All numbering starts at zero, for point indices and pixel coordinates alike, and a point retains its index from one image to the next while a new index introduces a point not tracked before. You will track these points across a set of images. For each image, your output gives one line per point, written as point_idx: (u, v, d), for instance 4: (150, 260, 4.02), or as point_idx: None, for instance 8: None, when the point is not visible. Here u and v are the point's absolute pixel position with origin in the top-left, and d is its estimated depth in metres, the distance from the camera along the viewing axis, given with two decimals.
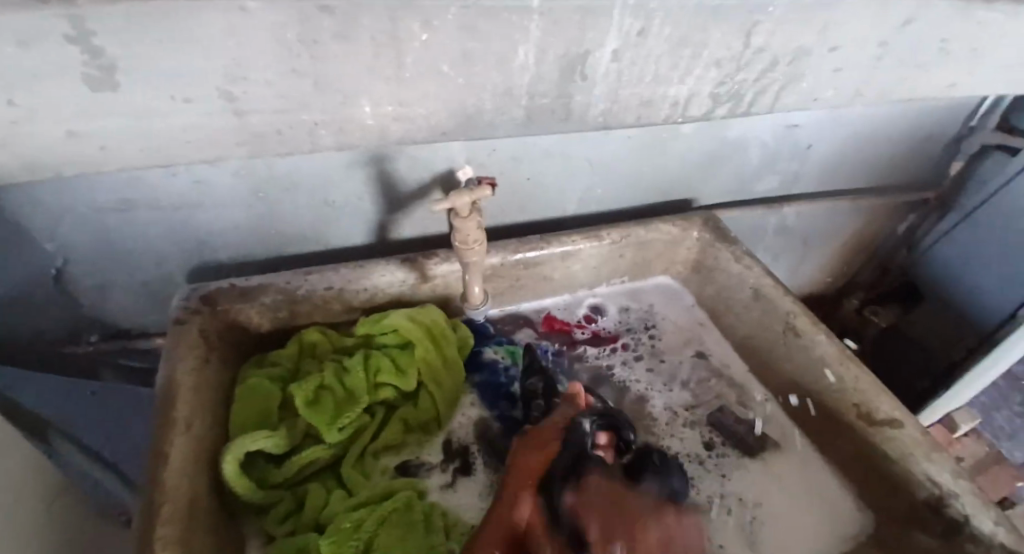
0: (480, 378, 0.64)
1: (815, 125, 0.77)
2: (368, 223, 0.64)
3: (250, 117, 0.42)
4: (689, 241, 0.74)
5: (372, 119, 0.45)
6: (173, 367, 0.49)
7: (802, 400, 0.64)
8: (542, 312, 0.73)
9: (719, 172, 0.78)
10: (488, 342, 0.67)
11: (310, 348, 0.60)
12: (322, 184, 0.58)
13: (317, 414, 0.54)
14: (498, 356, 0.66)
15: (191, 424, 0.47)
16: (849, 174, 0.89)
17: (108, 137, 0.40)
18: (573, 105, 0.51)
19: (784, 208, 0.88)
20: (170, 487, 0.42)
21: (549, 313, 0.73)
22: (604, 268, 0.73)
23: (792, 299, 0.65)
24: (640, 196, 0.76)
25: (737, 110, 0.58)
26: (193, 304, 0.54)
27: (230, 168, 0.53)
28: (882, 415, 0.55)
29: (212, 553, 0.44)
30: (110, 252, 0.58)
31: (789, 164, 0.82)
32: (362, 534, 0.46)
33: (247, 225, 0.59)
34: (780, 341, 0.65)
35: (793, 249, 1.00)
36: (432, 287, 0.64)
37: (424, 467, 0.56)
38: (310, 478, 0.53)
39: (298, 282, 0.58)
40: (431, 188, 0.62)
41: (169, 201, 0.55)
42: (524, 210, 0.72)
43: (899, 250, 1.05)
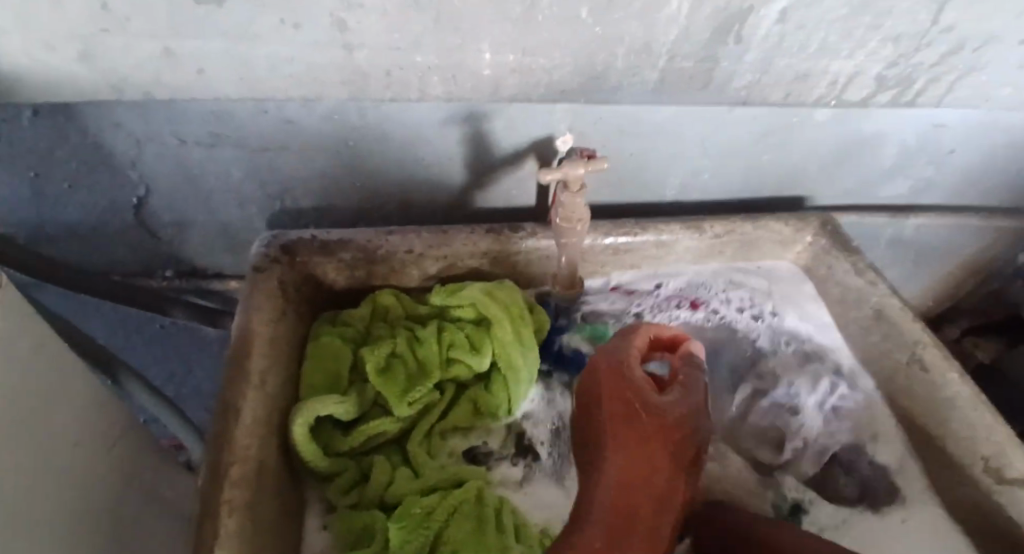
0: (557, 370, 0.58)
1: (968, 127, 0.67)
2: (455, 187, 0.59)
3: (357, 54, 0.38)
4: (799, 244, 0.67)
5: (490, 69, 0.40)
6: (249, 316, 0.47)
7: (916, 442, 0.56)
8: (619, 285, 0.65)
9: (844, 170, 0.69)
10: (565, 325, 0.61)
11: (383, 313, 0.57)
12: (414, 139, 0.53)
13: (388, 384, 0.50)
14: (577, 344, 0.60)
15: (264, 379, 0.44)
16: (989, 189, 0.78)
17: (207, 61, 0.37)
18: (715, 73, 0.44)
19: (907, 220, 0.78)
20: (239, 446, 0.39)
21: (629, 285, 0.65)
22: (700, 263, 0.67)
23: (920, 324, 0.57)
24: (749, 188, 0.69)
25: (900, 97, 0.49)
26: (272, 253, 0.51)
27: (322, 110, 0.49)
28: (1016, 474, 0.46)
29: (276, 520, 0.41)
30: (192, 188, 0.56)
31: (926, 168, 0.71)
32: (433, 522, 0.43)
33: (332, 175, 0.56)
34: (901, 371, 0.57)
35: (902, 266, 0.90)
36: (516, 264, 0.60)
37: (491, 457, 0.52)
38: (375, 450, 0.50)
39: (378, 242, 0.55)
40: (528, 155, 0.56)
41: (256, 140, 0.51)
42: (621, 190, 0.65)
43: (1015, 281, 0.92)
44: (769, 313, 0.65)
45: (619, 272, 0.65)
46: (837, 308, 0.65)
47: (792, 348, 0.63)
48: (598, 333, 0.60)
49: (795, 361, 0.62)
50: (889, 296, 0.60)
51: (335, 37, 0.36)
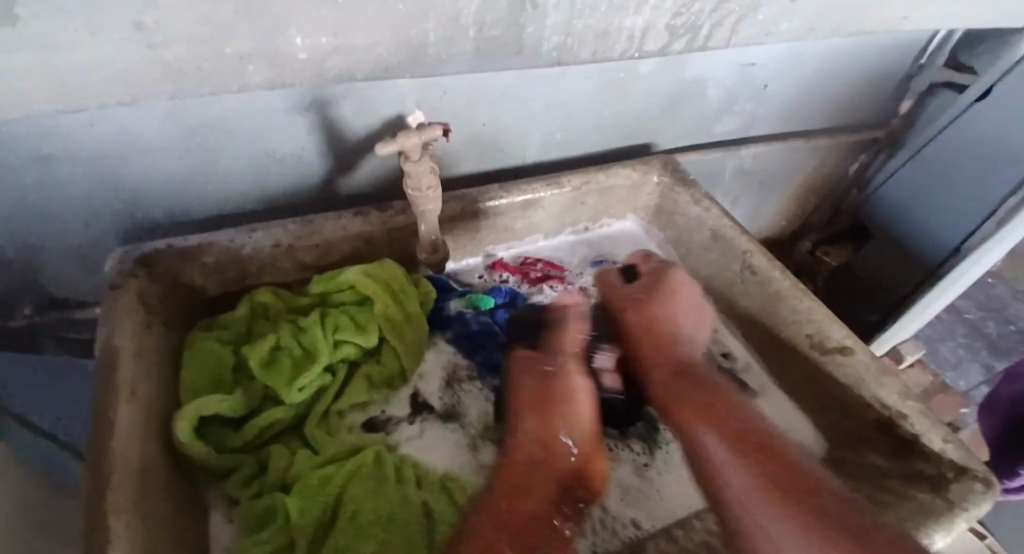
0: (452, 332, 0.63)
1: (772, 63, 0.76)
2: (315, 175, 0.60)
3: (167, 51, 0.38)
4: (649, 185, 0.74)
5: (305, 53, 0.42)
6: (110, 333, 0.46)
7: (762, 339, 0.65)
8: (491, 259, 0.71)
9: (678, 113, 0.77)
10: (451, 295, 0.66)
11: (262, 309, 0.57)
12: (260, 133, 0.54)
13: (275, 375, 0.52)
14: (463, 307, 0.65)
15: (135, 390, 0.44)
16: (804, 115, 0.89)
17: (15, 84, 0.36)
18: (525, 38, 0.48)
19: (742, 151, 0.88)
20: (116, 456, 0.39)
21: (499, 259, 0.71)
22: (566, 215, 0.72)
23: (749, 237, 0.66)
24: (600, 142, 0.75)
25: (694, 42, 0.56)
26: (128, 267, 0.50)
27: (154, 114, 0.48)
28: (833, 343, 0.57)
29: (171, 521, 0.42)
30: (30, 217, 0.53)
31: (747, 104, 0.81)
32: (330, 490, 0.46)
33: (183, 181, 0.55)
34: (737, 279, 0.66)
35: (750, 193, 1.01)
36: (390, 242, 0.62)
37: (391, 422, 0.56)
38: (272, 440, 0.52)
39: (241, 240, 0.55)
40: (380, 135, 0.58)
41: (92, 154, 0.50)
42: (482, 158, 0.69)
43: (851, 191, 1.07)
44: (622, 263, 0.74)
45: (501, 246, 0.71)
46: (686, 236, 0.73)
47: None
48: (480, 298, 0.65)
49: None
50: (723, 218, 0.68)
51: (136, 37, 0.36)
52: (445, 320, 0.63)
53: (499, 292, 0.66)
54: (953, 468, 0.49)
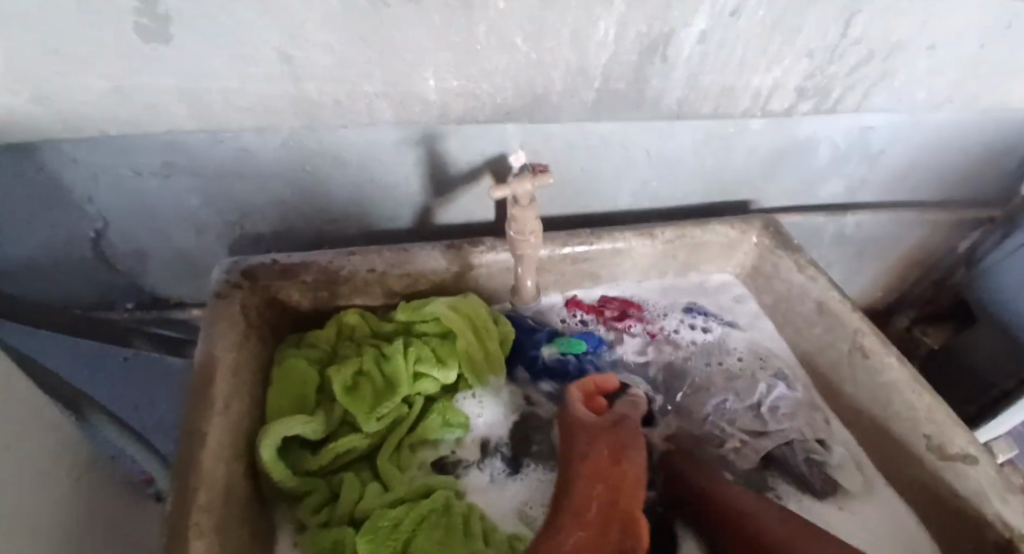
0: (548, 386, 0.60)
1: (892, 129, 0.71)
2: (414, 204, 0.60)
3: (308, 84, 0.39)
4: (746, 245, 0.70)
5: (435, 94, 0.42)
6: (211, 343, 0.47)
7: (867, 429, 0.59)
8: (569, 297, 0.69)
9: (783, 172, 0.73)
10: (538, 336, 0.62)
11: (348, 331, 0.58)
12: (370, 162, 0.55)
13: (356, 402, 0.52)
14: (557, 353, 0.61)
15: (228, 404, 0.45)
16: (918, 185, 0.83)
17: (161, 96, 0.38)
18: (648, 90, 0.47)
19: (845, 217, 0.83)
20: (205, 471, 0.40)
21: (577, 297, 0.69)
22: (655, 267, 0.70)
23: (857, 314, 0.61)
24: (697, 194, 0.72)
25: (820, 105, 0.54)
26: (233, 279, 0.52)
27: (275, 138, 0.50)
28: (955, 450, 0.51)
29: (246, 541, 0.42)
30: (150, 220, 0.56)
31: (858, 168, 0.76)
32: (401, 534, 0.44)
33: (291, 199, 0.57)
34: (845, 361, 0.61)
35: (845, 261, 0.95)
36: (477, 277, 0.61)
37: (461, 465, 0.54)
38: (344, 467, 0.51)
39: (340, 263, 0.56)
40: (482, 172, 0.58)
41: (213, 168, 0.52)
42: (576, 201, 0.68)
43: (957, 269, 0.97)
44: (714, 316, 0.70)
45: (587, 289, 0.69)
46: (782, 303, 0.69)
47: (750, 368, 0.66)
48: (574, 343, 0.61)
49: (757, 380, 0.65)
50: (829, 290, 0.64)
51: (281, 67, 0.38)
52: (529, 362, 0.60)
53: (592, 339, 0.63)
54: None
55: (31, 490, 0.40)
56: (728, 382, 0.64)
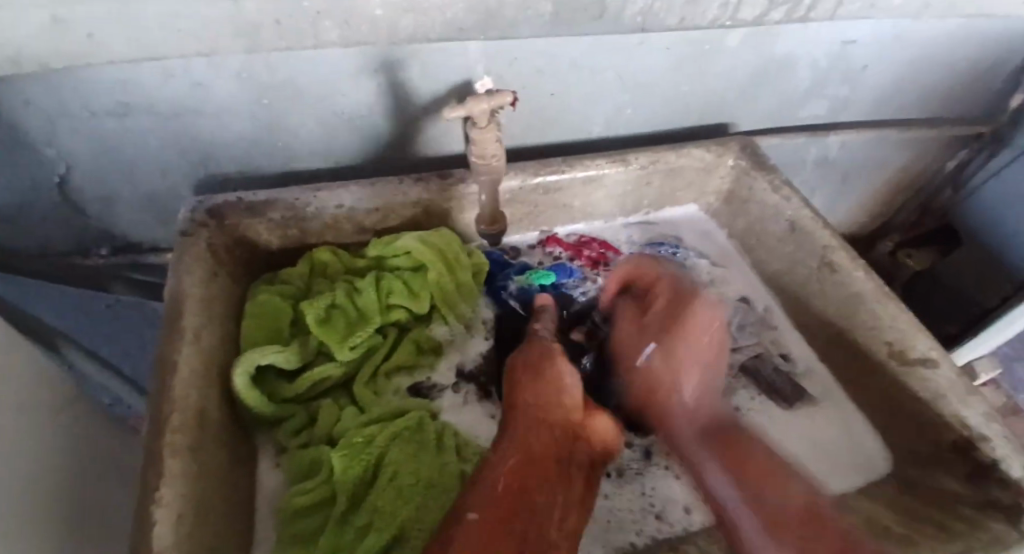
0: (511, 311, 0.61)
1: (876, 42, 0.69)
2: (380, 138, 0.60)
3: (244, 4, 0.38)
4: (722, 169, 0.69)
5: (380, 9, 0.41)
6: (180, 279, 0.48)
7: (834, 345, 0.61)
8: (546, 233, 0.70)
9: (762, 93, 0.71)
10: (510, 270, 0.64)
11: (321, 268, 0.59)
12: (329, 93, 0.53)
13: (328, 332, 0.53)
14: (523, 284, 0.63)
15: (199, 336, 0.46)
16: (904, 102, 0.81)
17: (95, 25, 0.37)
18: (607, 1, 0.45)
19: (827, 138, 0.81)
20: (179, 398, 0.41)
21: (554, 234, 0.70)
22: (630, 195, 0.69)
23: (830, 233, 0.61)
24: (673, 119, 0.71)
25: (793, 14, 0.51)
26: (199, 218, 0.52)
27: (229, 69, 0.49)
28: (916, 354, 0.52)
29: (225, 464, 0.44)
30: (109, 162, 0.55)
31: (840, 86, 0.74)
32: (374, 449, 0.46)
33: (254, 135, 0.56)
34: (814, 278, 0.62)
35: (830, 184, 0.94)
36: (448, 211, 0.61)
37: (436, 389, 0.55)
38: (322, 395, 0.53)
39: (306, 199, 0.56)
40: (446, 101, 0.57)
41: (168, 105, 0.51)
42: (548, 130, 0.66)
43: (943, 190, 0.96)
44: (692, 248, 0.71)
45: (561, 226, 0.70)
46: (756, 226, 0.69)
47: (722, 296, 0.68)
48: (539, 275, 0.63)
49: (728, 305, 0.67)
50: (802, 210, 0.63)
51: None
52: (499, 295, 0.62)
53: (562, 271, 0.64)
54: None
55: (18, 428, 0.42)
56: None
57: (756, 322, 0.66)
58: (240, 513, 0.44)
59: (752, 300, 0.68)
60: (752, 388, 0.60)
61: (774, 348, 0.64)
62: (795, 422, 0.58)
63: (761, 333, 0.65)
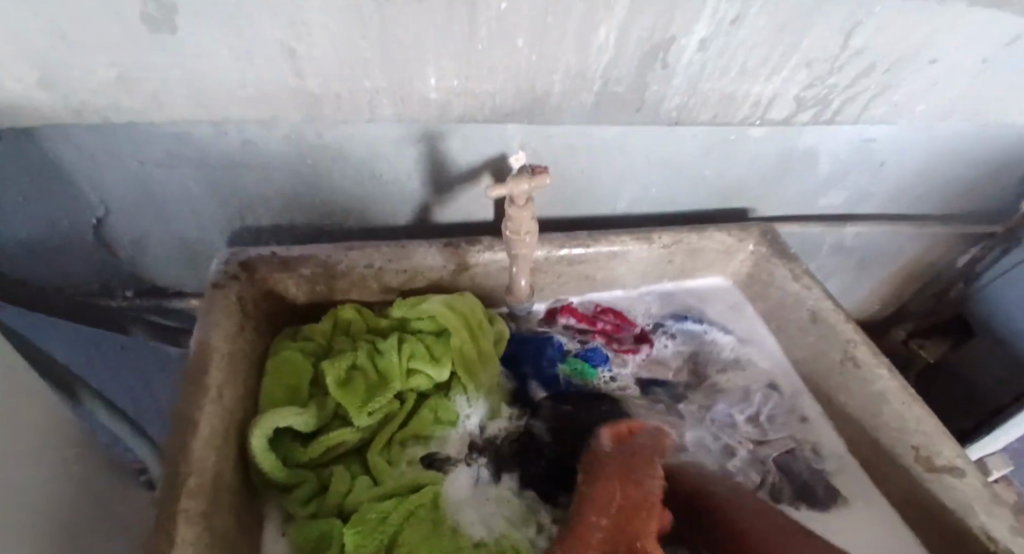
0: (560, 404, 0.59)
1: (893, 142, 0.71)
2: (413, 201, 0.61)
3: (311, 79, 0.40)
4: (743, 252, 0.70)
5: (436, 92, 0.43)
6: (207, 332, 0.48)
7: (858, 439, 0.60)
8: (559, 302, 0.70)
9: (782, 182, 0.73)
10: (546, 350, 0.63)
11: (344, 326, 0.58)
12: (371, 158, 0.55)
13: (348, 395, 0.52)
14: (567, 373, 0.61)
15: (222, 393, 0.45)
16: (918, 199, 0.83)
17: (163, 85, 0.39)
18: (648, 95, 0.48)
19: (844, 228, 0.83)
20: (197, 458, 0.40)
21: (568, 303, 0.70)
22: (651, 271, 0.70)
23: (852, 325, 0.61)
24: (695, 201, 0.73)
25: (820, 116, 0.54)
26: (232, 269, 0.53)
27: (280, 130, 0.50)
28: (941, 461, 0.51)
29: (235, 530, 0.42)
30: (152, 210, 0.57)
31: (857, 180, 0.76)
32: (388, 527, 0.45)
33: (291, 192, 0.57)
34: (836, 370, 0.61)
35: (845, 271, 0.95)
36: (473, 276, 0.62)
37: (449, 461, 0.53)
38: (335, 460, 0.51)
39: (338, 257, 0.56)
40: (481, 171, 0.59)
41: (218, 159, 0.52)
42: (574, 204, 0.68)
43: (955, 284, 0.97)
44: (716, 323, 0.71)
45: (575, 295, 0.70)
46: (777, 311, 0.69)
47: (757, 381, 0.66)
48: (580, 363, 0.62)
49: (757, 392, 0.65)
50: (822, 299, 0.64)
51: (288, 63, 0.39)
52: (544, 378, 0.61)
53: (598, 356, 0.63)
54: None
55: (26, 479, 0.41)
56: (722, 391, 0.65)
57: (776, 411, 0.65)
58: None
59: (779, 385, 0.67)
60: (790, 477, 0.58)
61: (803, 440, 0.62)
62: (832, 525, 0.55)
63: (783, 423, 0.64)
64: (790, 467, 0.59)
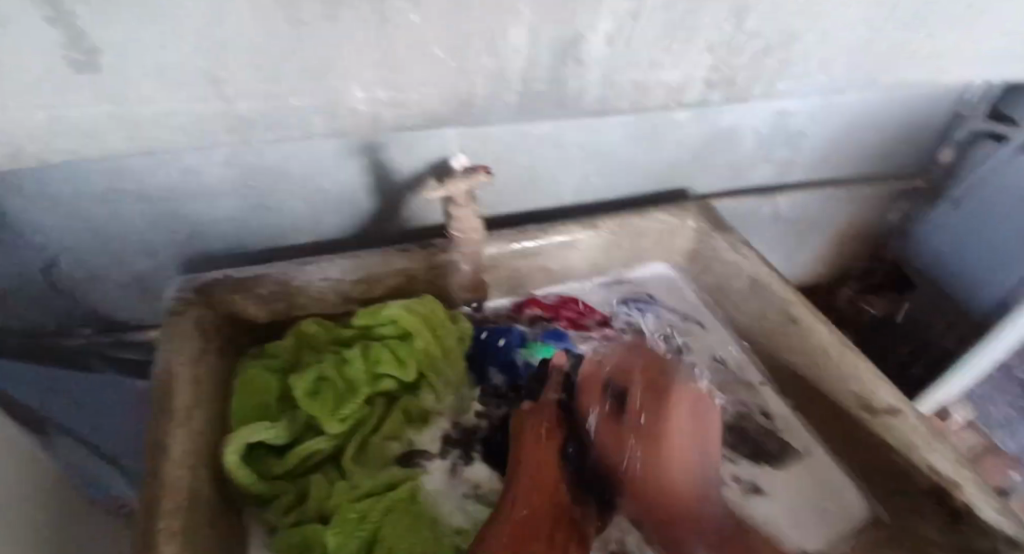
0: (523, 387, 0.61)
1: (809, 112, 0.77)
2: (363, 213, 0.63)
3: (238, 103, 0.42)
4: (685, 229, 0.74)
5: (365, 104, 0.45)
6: (169, 359, 0.48)
7: (806, 391, 0.64)
8: (524, 296, 0.73)
9: (714, 160, 0.78)
10: (509, 337, 0.64)
11: (308, 341, 0.59)
12: (315, 175, 0.57)
13: (317, 405, 0.53)
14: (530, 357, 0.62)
15: (190, 416, 0.46)
16: (841, 163, 0.89)
17: (92, 124, 0.40)
18: (570, 91, 0.51)
19: (778, 197, 0.88)
20: (170, 482, 0.41)
21: (533, 297, 0.73)
22: (602, 256, 0.73)
23: (788, 286, 0.66)
24: (636, 186, 0.76)
25: (733, 95, 0.58)
26: (187, 297, 0.53)
27: (218, 156, 0.52)
28: (882, 404, 0.56)
29: (216, 547, 0.43)
30: (99, 246, 0.57)
31: (783, 152, 0.82)
32: (368, 524, 0.46)
33: (241, 214, 0.58)
34: (779, 328, 0.66)
35: (785, 238, 1.01)
36: (431, 279, 0.64)
37: (424, 457, 0.55)
38: (312, 469, 0.53)
39: (292, 274, 0.57)
40: (426, 177, 0.61)
41: (158, 190, 0.53)
42: (521, 200, 0.71)
43: (892, 237, 1.04)
44: (663, 303, 0.75)
45: (540, 287, 0.73)
46: (722, 282, 0.74)
47: (702, 354, 0.71)
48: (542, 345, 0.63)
49: (704, 364, 0.70)
50: (760, 266, 0.68)
51: (213, 91, 0.40)
52: (506, 365, 0.62)
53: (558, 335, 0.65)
54: (1007, 543, 0.46)
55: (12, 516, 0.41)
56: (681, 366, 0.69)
57: (731, 378, 0.69)
58: None
59: (724, 356, 0.71)
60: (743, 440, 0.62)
61: (755, 402, 0.66)
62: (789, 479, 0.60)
63: (738, 387, 0.68)
64: (744, 428, 0.64)
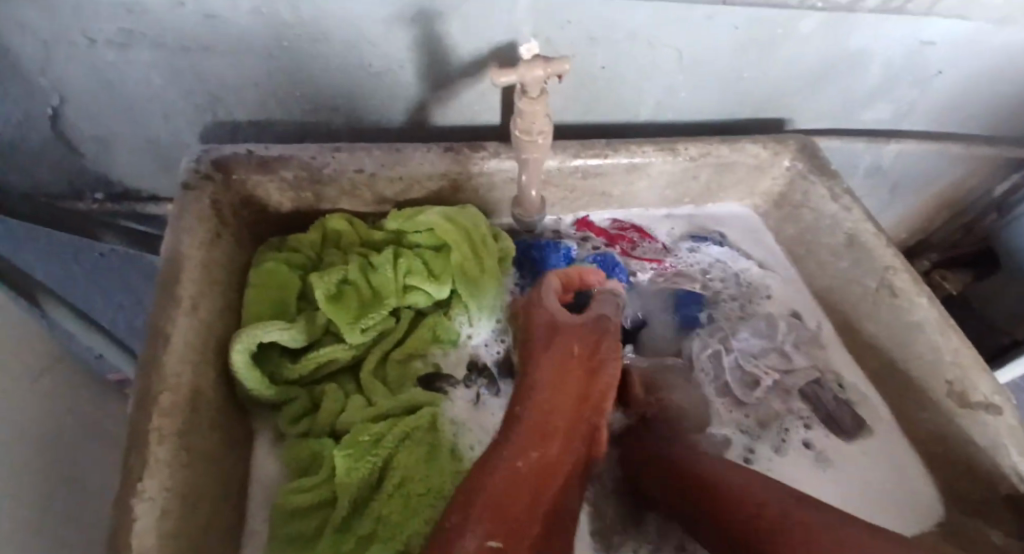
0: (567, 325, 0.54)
1: (962, 43, 0.62)
2: (409, 98, 0.53)
3: None
4: (776, 168, 0.63)
5: None
6: (178, 239, 0.43)
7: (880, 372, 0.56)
8: (577, 215, 0.64)
9: (829, 89, 0.65)
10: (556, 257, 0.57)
11: (335, 238, 0.53)
12: (359, 42, 0.47)
13: (339, 310, 0.48)
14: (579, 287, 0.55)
15: (197, 304, 0.41)
16: (977, 114, 0.74)
17: None
18: None
19: (886, 145, 0.75)
20: (169, 374, 0.36)
21: (586, 217, 0.64)
22: (672, 187, 0.63)
23: (892, 251, 0.56)
24: (728, 109, 0.65)
25: None
26: (204, 170, 0.47)
27: (247, 3, 0.42)
28: (979, 397, 0.47)
29: (217, 447, 0.40)
30: (110, 101, 0.50)
31: (912, 89, 0.68)
32: (383, 449, 0.42)
33: (269, 81, 0.50)
34: (867, 297, 0.56)
35: (875, 195, 0.88)
36: (476, 187, 0.56)
37: (448, 382, 0.50)
38: (327, 378, 0.48)
39: (324, 160, 0.50)
40: (487, 63, 0.51)
41: (177, 38, 0.45)
42: (592, 108, 0.60)
43: (990, 213, 0.90)
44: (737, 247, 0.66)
45: (596, 210, 0.64)
46: (806, 235, 0.64)
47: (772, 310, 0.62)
48: None
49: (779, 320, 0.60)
50: (862, 223, 0.58)
51: None
52: None
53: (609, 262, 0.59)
54: None
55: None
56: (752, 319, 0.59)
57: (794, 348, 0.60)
58: (227, 508, 0.39)
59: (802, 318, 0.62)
60: None
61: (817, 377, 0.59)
62: (855, 459, 0.52)
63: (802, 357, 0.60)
64: (816, 400, 0.55)
